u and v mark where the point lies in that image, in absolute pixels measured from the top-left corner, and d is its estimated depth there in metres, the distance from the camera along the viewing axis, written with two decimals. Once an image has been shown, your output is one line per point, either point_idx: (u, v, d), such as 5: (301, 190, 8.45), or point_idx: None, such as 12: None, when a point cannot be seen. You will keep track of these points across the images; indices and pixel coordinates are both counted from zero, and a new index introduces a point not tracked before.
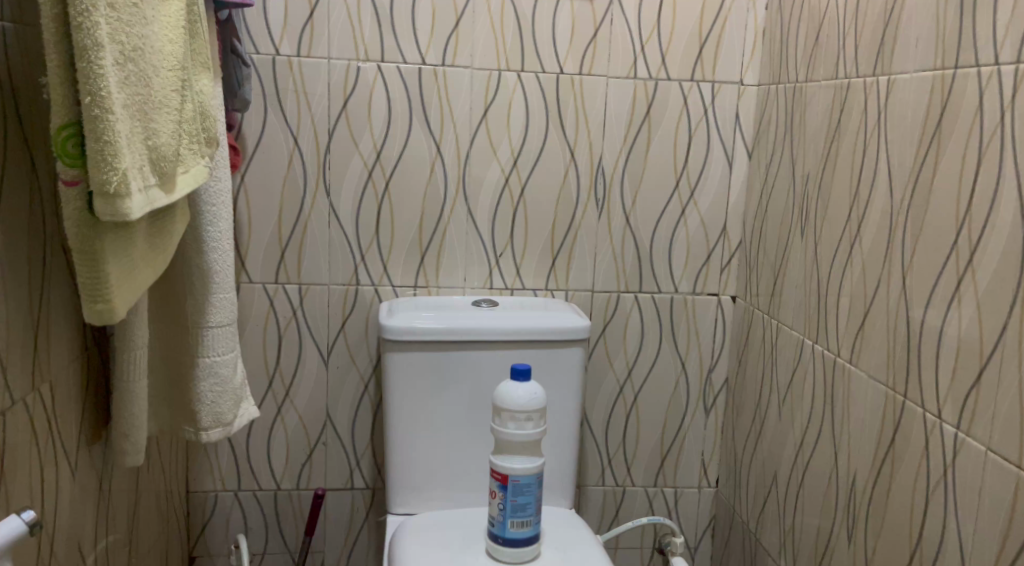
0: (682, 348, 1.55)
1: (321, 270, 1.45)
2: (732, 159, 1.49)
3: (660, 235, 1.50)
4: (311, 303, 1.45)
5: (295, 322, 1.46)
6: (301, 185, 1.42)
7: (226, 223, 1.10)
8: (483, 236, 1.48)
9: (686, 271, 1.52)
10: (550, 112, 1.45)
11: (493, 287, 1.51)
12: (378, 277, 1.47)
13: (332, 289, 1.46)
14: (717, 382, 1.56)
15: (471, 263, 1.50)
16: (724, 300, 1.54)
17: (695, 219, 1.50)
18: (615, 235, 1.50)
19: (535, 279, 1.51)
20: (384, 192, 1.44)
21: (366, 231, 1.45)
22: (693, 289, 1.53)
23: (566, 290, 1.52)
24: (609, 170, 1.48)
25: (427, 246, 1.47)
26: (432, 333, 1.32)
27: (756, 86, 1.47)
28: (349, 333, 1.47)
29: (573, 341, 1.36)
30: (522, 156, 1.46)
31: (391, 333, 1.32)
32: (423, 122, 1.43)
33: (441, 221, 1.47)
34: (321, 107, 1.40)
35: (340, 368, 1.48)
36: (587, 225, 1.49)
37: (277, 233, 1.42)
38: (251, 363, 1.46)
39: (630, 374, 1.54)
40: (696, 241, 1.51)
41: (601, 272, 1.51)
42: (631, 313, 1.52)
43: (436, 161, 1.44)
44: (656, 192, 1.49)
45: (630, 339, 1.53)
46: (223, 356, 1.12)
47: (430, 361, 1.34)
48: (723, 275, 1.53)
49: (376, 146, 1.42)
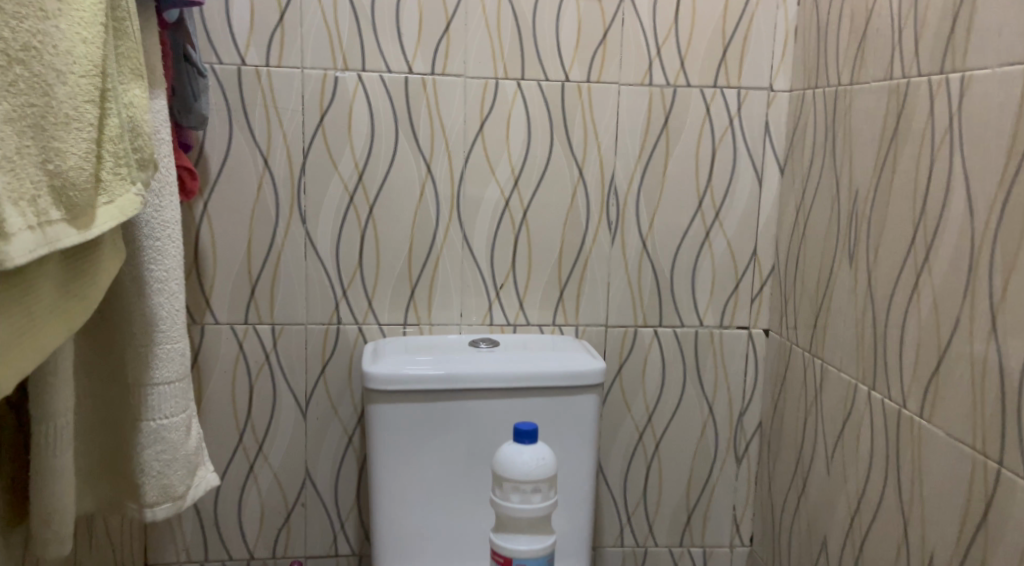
0: (709, 389, 1.36)
1: (297, 308, 1.27)
2: (761, 175, 1.31)
3: (681, 262, 1.33)
4: (285, 347, 1.28)
5: (269, 367, 1.28)
6: (273, 212, 1.25)
7: (175, 260, 0.93)
8: (481, 267, 1.31)
9: (712, 302, 1.34)
10: (554, 126, 1.28)
11: (492, 323, 1.33)
12: (363, 315, 1.29)
13: (309, 329, 1.28)
14: (750, 428, 1.38)
15: (469, 296, 1.32)
16: (755, 333, 1.36)
17: (720, 242, 1.33)
18: (631, 264, 1.33)
19: (541, 314, 1.34)
20: (368, 219, 1.27)
21: (348, 264, 1.28)
22: (719, 322, 1.35)
23: (575, 325, 1.34)
24: (623, 190, 1.30)
25: (417, 278, 1.30)
26: (423, 381, 1.15)
27: (788, 91, 1.29)
28: (330, 379, 1.30)
29: (585, 387, 1.18)
30: (524, 176, 1.29)
31: (375, 382, 1.14)
32: (411, 139, 1.26)
33: (433, 251, 1.30)
34: (295, 124, 1.23)
35: (321, 419, 1.30)
36: (598, 252, 1.32)
37: (246, 267, 1.25)
38: (218, 415, 1.28)
39: (650, 421, 1.36)
40: (723, 268, 1.34)
41: (615, 304, 1.34)
42: (651, 350, 1.35)
43: (426, 182, 1.28)
44: (676, 213, 1.31)
45: (649, 381, 1.35)
46: (171, 419, 0.94)
47: (420, 413, 1.16)
48: (755, 306, 1.35)
49: (358, 166, 1.25)
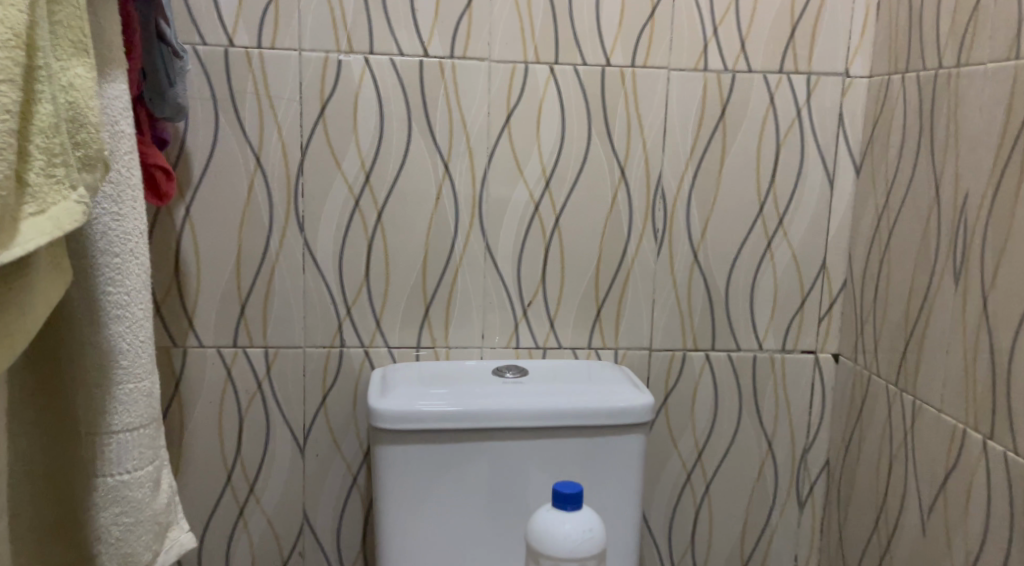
0: (768, 424, 1.19)
1: (294, 329, 1.10)
2: (832, 175, 1.14)
3: (738, 276, 1.16)
4: (280, 373, 1.11)
5: (262, 397, 1.11)
6: (267, 218, 1.07)
7: (140, 280, 0.76)
8: (506, 281, 1.14)
9: (773, 322, 1.17)
10: (593, 118, 1.10)
11: (519, 346, 1.16)
12: (370, 337, 1.12)
13: (309, 353, 1.11)
14: (815, 466, 1.21)
15: (491, 314, 1.14)
16: (823, 358, 1.18)
17: (784, 253, 1.15)
18: (680, 279, 1.15)
19: (575, 335, 1.16)
20: (376, 226, 1.10)
21: (354, 278, 1.10)
22: (781, 345, 1.18)
23: (615, 349, 1.17)
24: (673, 193, 1.13)
25: (433, 294, 1.13)
26: (440, 419, 0.97)
27: (866, 77, 1.11)
28: (332, 411, 1.13)
29: (630, 426, 1.01)
30: (556, 177, 1.11)
31: (383, 420, 0.96)
32: (427, 134, 1.09)
33: (451, 263, 1.12)
34: (292, 115, 1.06)
35: (321, 456, 1.13)
36: (642, 265, 1.15)
37: (235, 282, 1.08)
38: (202, 453, 1.11)
39: (700, 458, 1.20)
40: (786, 283, 1.16)
41: (662, 324, 1.16)
42: (701, 376, 1.18)
43: (444, 184, 1.10)
44: (734, 219, 1.14)
45: (699, 413, 1.18)
46: (136, 474, 0.77)
47: (435, 457, 0.99)
48: (823, 326, 1.18)
49: (365, 166, 1.08)
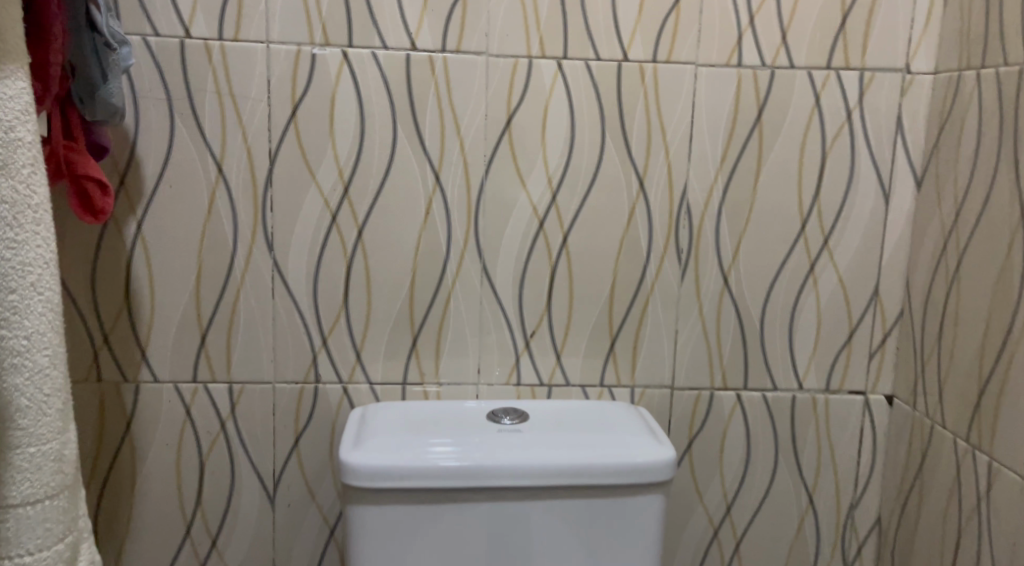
0: (809, 475, 1.03)
1: (262, 362, 0.97)
2: (888, 189, 0.98)
3: (775, 305, 1.00)
4: (246, 413, 0.97)
5: (225, 440, 0.97)
6: (230, 236, 0.94)
7: (44, 320, 0.62)
8: (506, 310, 0.99)
9: (815, 359, 1.01)
10: (608, 122, 0.95)
11: (520, 384, 1.01)
12: (349, 372, 0.98)
13: (279, 389, 0.97)
14: (864, 525, 1.05)
15: (489, 347, 1.00)
16: (873, 401, 1.02)
17: (829, 279, 0.99)
18: (708, 308, 1.00)
19: (585, 371, 1.01)
20: (356, 246, 0.95)
21: (331, 305, 0.96)
22: (825, 385, 1.02)
23: (631, 387, 1.01)
24: (700, 209, 0.98)
25: (421, 324, 0.98)
26: (421, 476, 0.83)
27: (930, 74, 0.95)
28: (306, 455, 0.99)
29: (648, 485, 0.85)
30: (564, 189, 0.96)
31: (356, 477, 0.82)
32: (415, 140, 0.94)
33: (442, 287, 0.98)
34: (258, 118, 0.92)
35: (294, 507, 0.99)
36: (662, 291, 0.99)
37: (194, 308, 0.94)
38: (158, 501, 0.97)
39: (728, 513, 1.04)
40: (832, 314, 1.00)
41: (686, 359, 1.01)
42: (731, 420, 1.02)
43: (435, 197, 0.96)
44: (771, 240, 0.98)
45: (728, 462, 1.03)
46: (40, 555, 0.63)
47: (417, 519, 0.84)
48: (874, 363, 1.01)
49: (343, 176, 0.94)
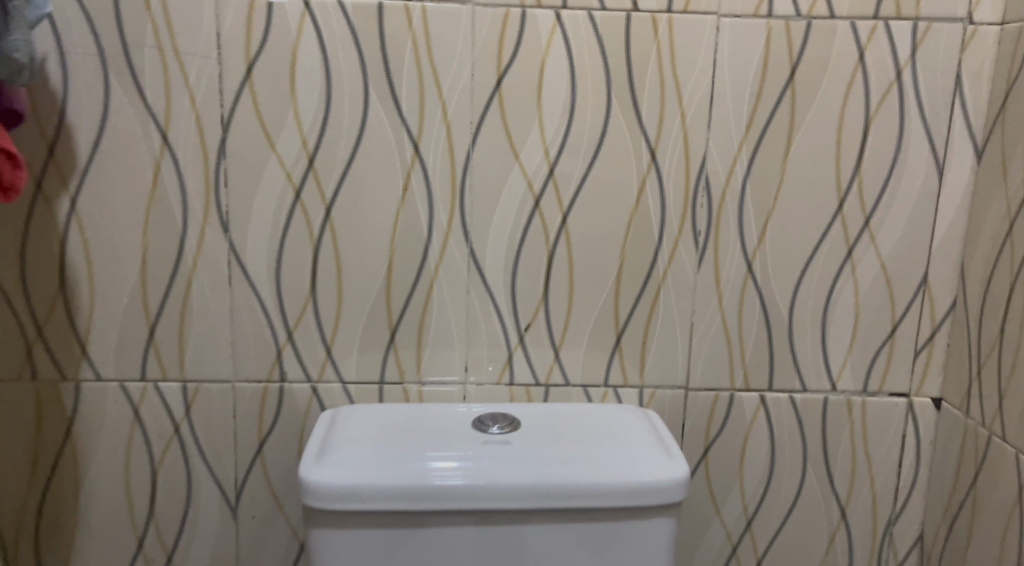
0: (842, 486, 0.91)
1: (220, 359, 0.85)
2: (942, 161, 0.84)
3: (806, 295, 0.87)
4: (203, 415, 0.86)
5: (180, 445, 0.86)
6: (179, 215, 0.82)
7: None
8: (497, 300, 0.86)
9: (850, 356, 0.88)
10: (615, 84, 0.82)
11: (513, 383, 0.89)
12: (319, 369, 0.87)
13: (239, 389, 0.86)
14: (905, 543, 0.92)
15: (477, 341, 0.88)
16: (917, 405, 0.89)
17: (869, 265, 0.86)
18: (728, 298, 0.87)
19: (587, 370, 0.89)
20: (323, 227, 0.83)
21: (297, 294, 0.85)
22: (862, 386, 0.89)
23: (639, 388, 0.89)
24: (720, 185, 0.84)
25: (400, 316, 0.86)
26: (394, 498, 0.71)
27: (997, 25, 0.81)
28: (272, 462, 0.88)
29: (657, 508, 0.74)
30: (564, 162, 0.83)
31: (319, 498, 0.71)
32: (391, 104, 0.81)
33: (424, 273, 0.85)
34: (207, 79, 0.79)
35: (259, 519, 0.88)
36: (676, 279, 0.86)
37: (140, 297, 0.83)
38: (105, 512, 0.87)
39: (749, 527, 0.92)
40: (871, 305, 0.87)
41: (703, 356, 0.88)
42: (753, 425, 0.90)
43: (414, 171, 0.83)
44: (803, 221, 0.85)
45: (749, 471, 0.91)
46: None
47: (390, 545, 0.73)
48: (919, 362, 0.88)
49: (308, 146, 0.81)
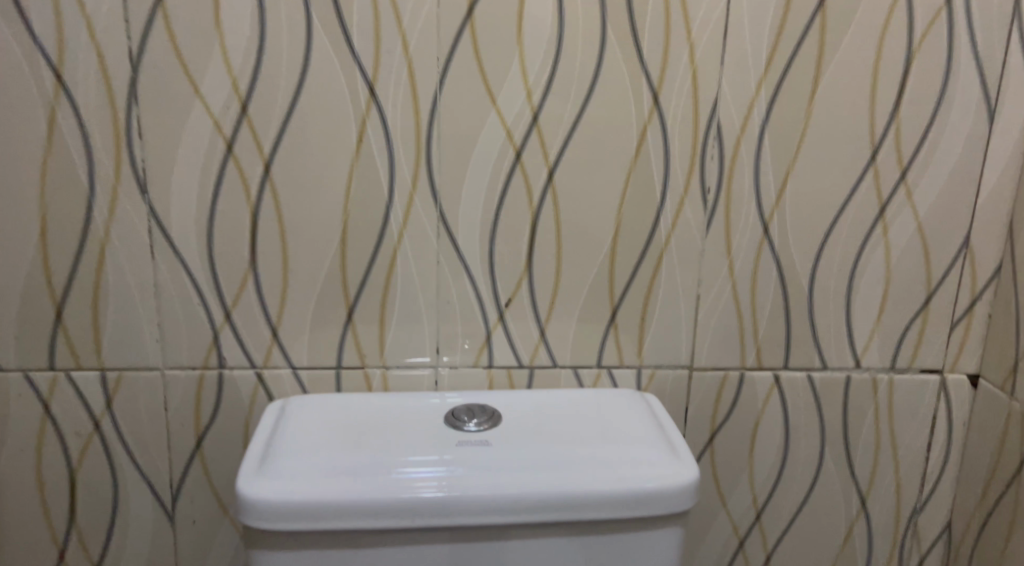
0: (862, 473, 0.81)
1: (144, 343, 0.72)
2: (994, 103, 0.71)
3: (830, 261, 0.75)
4: (128, 409, 0.73)
5: (102, 443, 0.74)
6: (84, 173, 0.68)
7: None
8: (472, 270, 0.73)
9: (878, 329, 0.77)
10: (611, 11, 0.68)
11: (492, 366, 0.77)
12: (264, 353, 0.74)
13: (170, 378, 0.73)
14: (930, 534, 0.83)
15: (449, 319, 0.75)
16: (951, 382, 0.79)
17: (904, 225, 0.74)
18: (741, 265, 0.75)
19: (577, 349, 0.77)
20: (262, 186, 0.69)
21: (234, 267, 0.71)
22: (890, 363, 0.78)
23: (637, 369, 0.77)
24: (734, 133, 0.71)
25: (358, 290, 0.73)
26: (349, 515, 0.59)
27: None
28: (212, 460, 0.75)
29: (662, 517, 0.63)
30: (550, 106, 0.70)
31: (258, 517, 0.59)
32: (340, 36, 0.67)
33: (385, 240, 0.72)
34: (109, 5, 0.64)
35: (200, 526, 0.77)
36: (681, 243, 0.74)
37: (42, 272, 0.69)
38: (17, 519, 0.74)
39: (758, 521, 0.82)
40: (904, 271, 0.76)
41: (710, 332, 0.77)
42: (766, 408, 0.79)
43: (370, 118, 0.69)
44: (830, 175, 0.73)
45: (760, 459, 0.80)
46: None
47: None
48: (956, 335, 0.77)
49: (239, 89, 0.67)
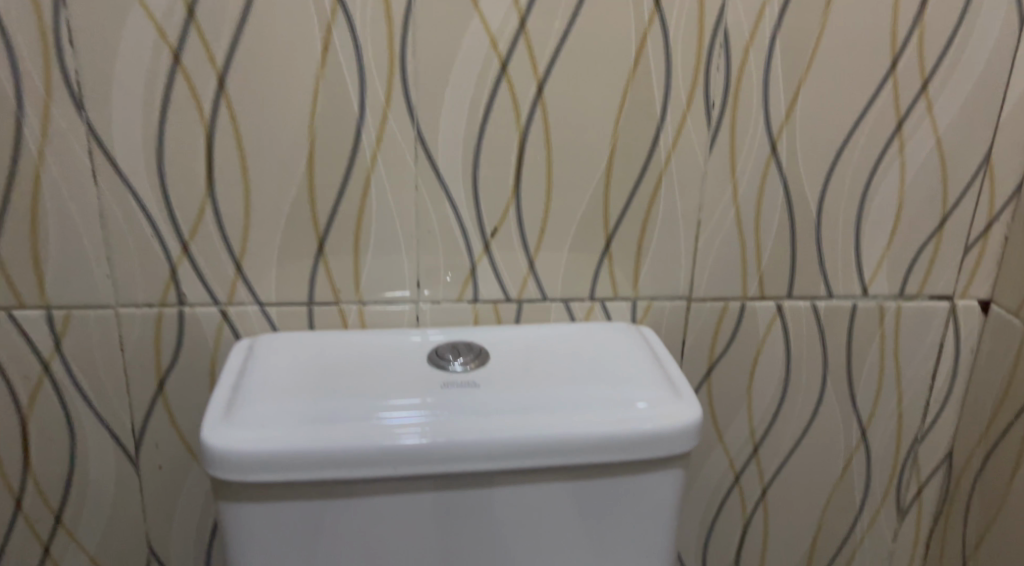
0: (864, 404, 0.78)
1: (94, 280, 0.66)
2: None
3: (841, 182, 0.70)
4: (79, 350, 0.67)
5: (54, 387, 0.68)
6: (10, 89, 0.60)
7: None
8: (455, 196, 0.67)
9: (888, 255, 0.72)
10: None
11: (478, 300, 0.71)
12: (227, 289, 0.68)
13: (124, 317, 0.67)
14: (929, 463, 0.81)
15: (430, 249, 0.69)
16: (961, 310, 0.75)
17: (922, 142, 0.69)
18: (745, 187, 0.69)
19: (569, 280, 0.71)
20: (216, 104, 0.62)
21: (188, 195, 0.64)
22: (898, 290, 0.74)
23: (632, 300, 0.72)
24: (743, 41, 0.64)
25: (329, 220, 0.67)
26: (325, 465, 0.55)
27: None
28: (176, 403, 0.70)
29: (662, 459, 0.59)
30: (539, 11, 0.62)
31: (226, 469, 0.54)
32: None
33: (357, 163, 0.65)
34: None
35: (168, 471, 0.72)
36: (682, 165, 0.68)
37: None
38: None
39: (755, 454, 0.79)
40: (919, 192, 0.70)
41: (711, 260, 0.71)
42: (767, 339, 0.75)
43: (336, 23, 0.61)
44: (845, 87, 0.66)
45: (759, 392, 0.77)
46: None
47: (326, 521, 0.57)
48: (969, 260, 0.73)
49: None
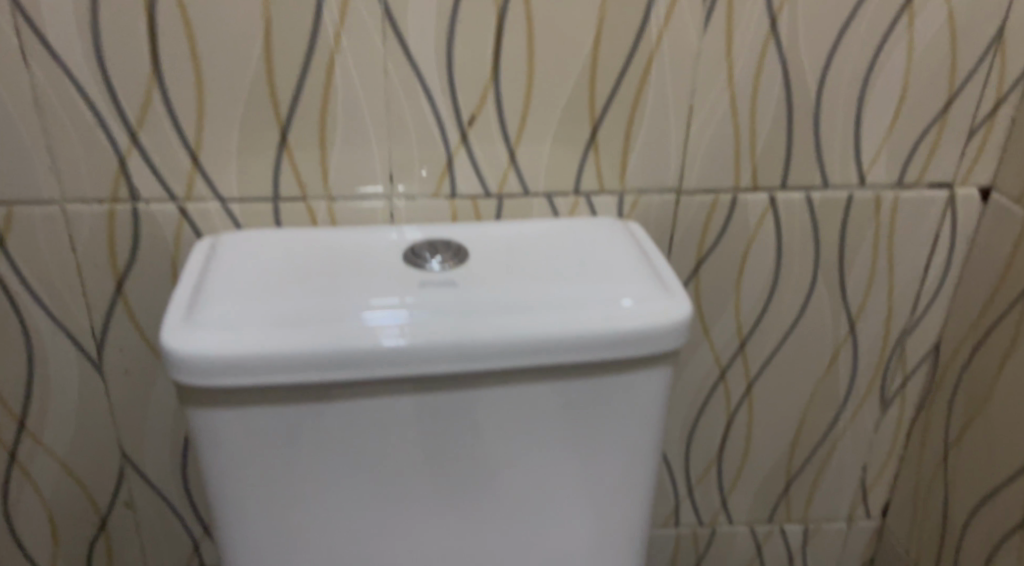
0: (854, 299, 0.76)
1: (36, 175, 0.60)
2: None
3: (844, 63, 0.65)
4: (27, 250, 0.63)
5: (5, 290, 0.64)
6: None
7: None
8: (428, 80, 0.61)
9: (889, 142, 0.69)
10: None
11: (455, 195, 0.67)
12: (184, 185, 0.63)
13: (73, 214, 0.62)
14: (916, 355, 0.80)
15: (402, 139, 0.64)
16: (960, 199, 0.72)
17: (933, 17, 0.63)
18: (742, 69, 0.64)
19: (552, 172, 0.67)
20: None
21: (132, 79, 0.58)
22: (897, 179, 0.70)
23: (619, 193, 0.68)
24: None
25: (291, 107, 0.61)
26: (296, 369, 0.52)
27: None
28: (137, 306, 0.66)
29: (649, 357, 0.56)
30: None
31: (190, 374, 0.51)
32: None
33: (319, 43, 0.59)
34: None
35: (134, 376, 0.69)
36: (674, 43, 0.62)
37: None
38: None
39: (742, 350, 0.77)
40: (926, 73, 0.66)
41: (702, 149, 0.67)
42: (758, 232, 0.71)
43: None
44: None
45: (748, 287, 0.74)
46: None
47: (301, 427, 0.55)
48: (972, 146, 0.70)
49: None
